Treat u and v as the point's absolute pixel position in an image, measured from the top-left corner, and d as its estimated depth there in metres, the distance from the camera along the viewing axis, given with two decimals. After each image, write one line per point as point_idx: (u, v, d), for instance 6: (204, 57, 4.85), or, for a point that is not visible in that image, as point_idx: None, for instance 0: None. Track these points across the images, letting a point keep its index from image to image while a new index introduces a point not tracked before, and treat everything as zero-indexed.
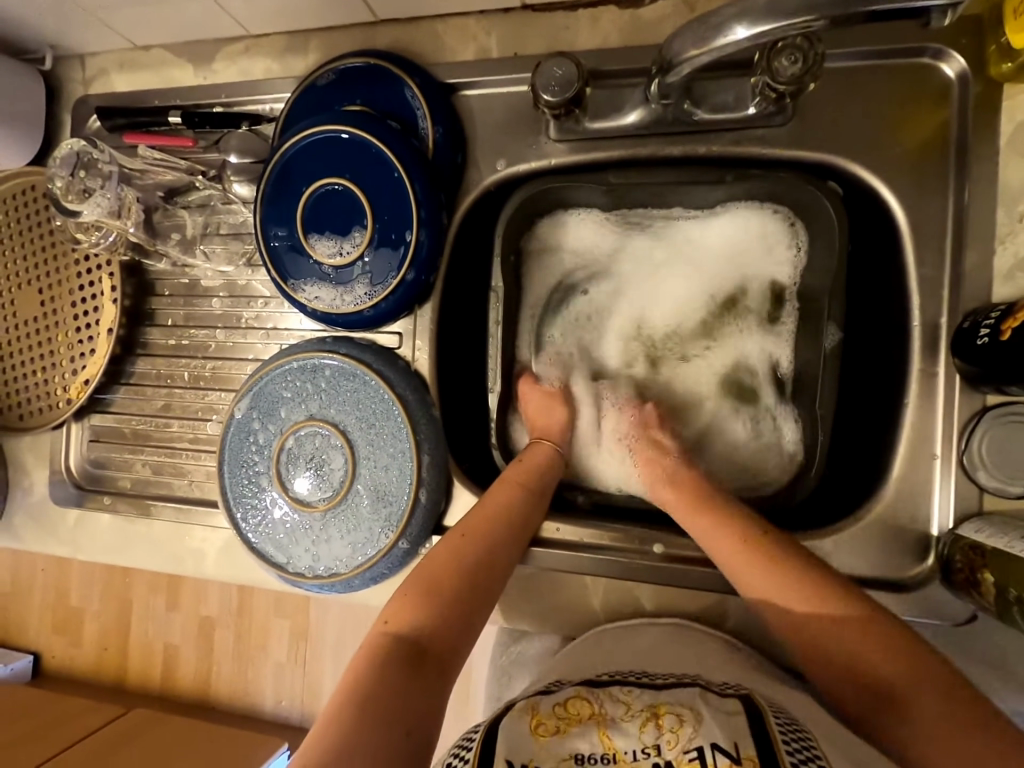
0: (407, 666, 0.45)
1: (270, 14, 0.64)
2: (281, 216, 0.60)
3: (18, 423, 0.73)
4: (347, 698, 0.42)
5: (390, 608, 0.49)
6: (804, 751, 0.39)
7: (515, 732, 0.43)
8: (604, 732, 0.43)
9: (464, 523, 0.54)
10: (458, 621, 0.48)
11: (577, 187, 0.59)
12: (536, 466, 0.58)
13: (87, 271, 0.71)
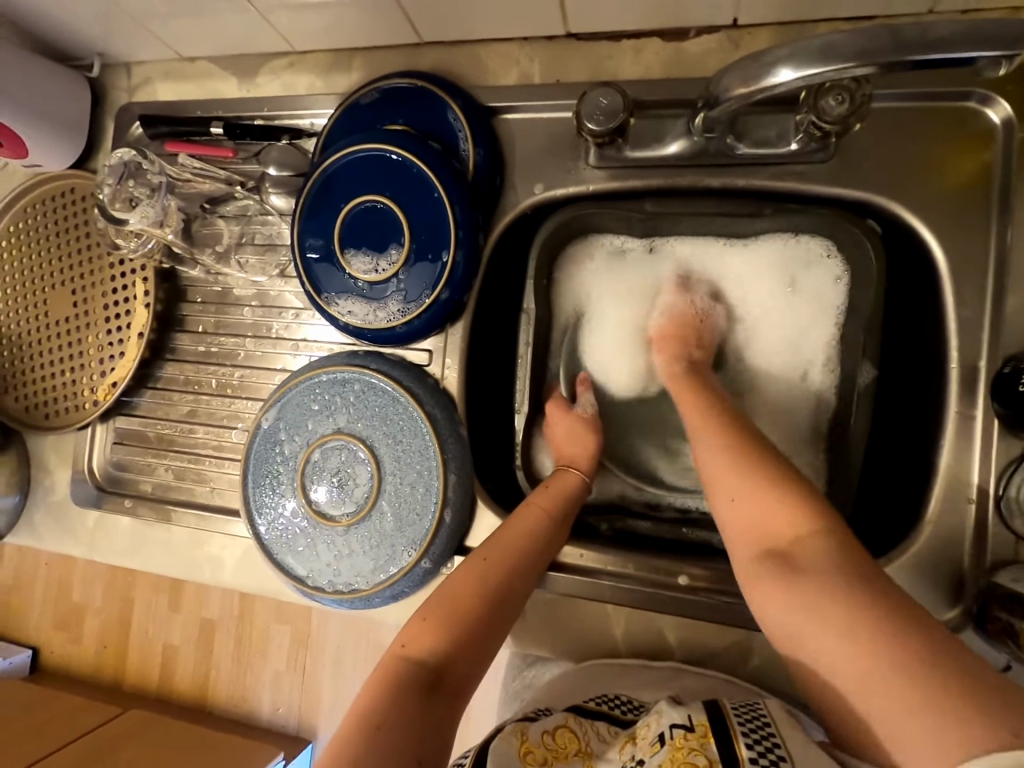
0: (424, 693, 0.45)
1: (316, 32, 0.65)
2: (318, 230, 0.61)
3: (43, 421, 0.74)
4: (361, 724, 0.42)
5: (410, 629, 0.49)
6: (758, 729, 0.41)
7: (505, 755, 0.45)
8: (590, 765, 0.46)
9: (485, 548, 0.53)
10: (474, 651, 0.48)
11: (614, 211, 0.60)
12: (562, 492, 0.58)
13: (121, 275, 0.72)
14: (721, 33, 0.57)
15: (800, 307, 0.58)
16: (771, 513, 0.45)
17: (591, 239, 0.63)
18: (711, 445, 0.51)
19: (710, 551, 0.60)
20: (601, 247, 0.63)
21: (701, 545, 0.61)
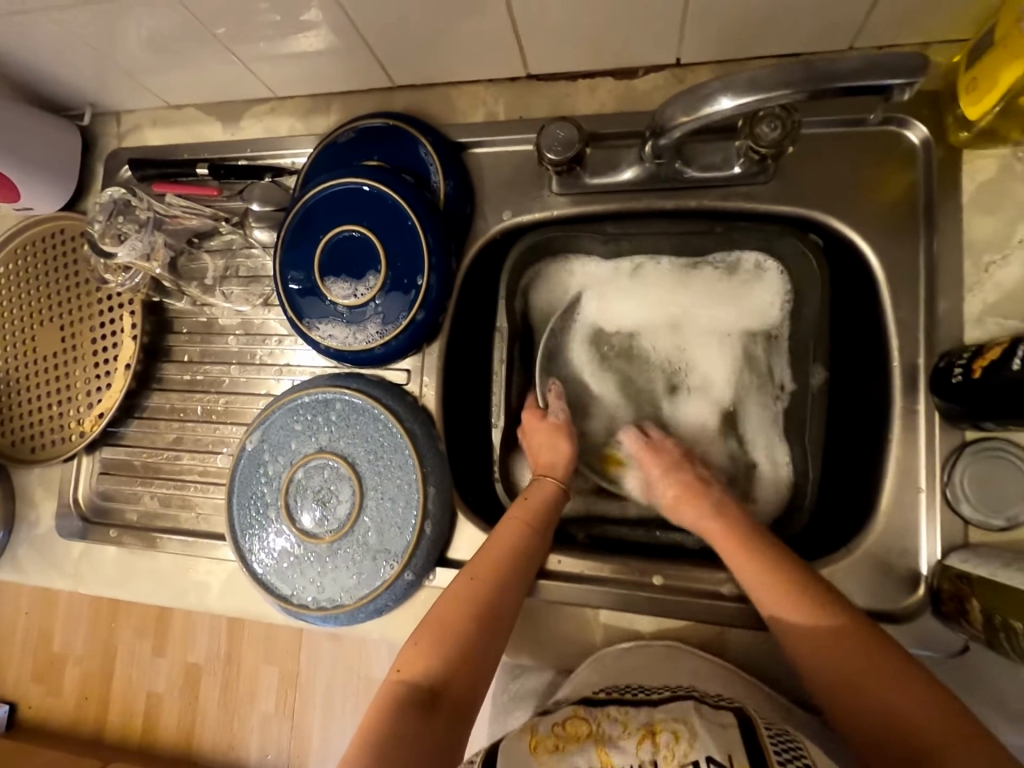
0: (421, 712, 0.46)
1: (295, 80, 0.70)
2: (299, 261, 0.65)
3: (30, 455, 0.75)
4: (364, 747, 0.43)
5: (405, 654, 0.50)
6: (793, 759, 0.42)
7: (515, 753, 0.47)
8: (602, 749, 0.46)
9: (471, 567, 0.55)
10: (471, 668, 0.49)
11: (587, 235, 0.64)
12: (542, 502, 0.60)
13: (109, 310, 0.75)
14: (666, 71, 0.63)
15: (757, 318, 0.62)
16: (829, 643, 0.45)
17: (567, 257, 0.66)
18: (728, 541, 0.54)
19: (683, 552, 0.62)
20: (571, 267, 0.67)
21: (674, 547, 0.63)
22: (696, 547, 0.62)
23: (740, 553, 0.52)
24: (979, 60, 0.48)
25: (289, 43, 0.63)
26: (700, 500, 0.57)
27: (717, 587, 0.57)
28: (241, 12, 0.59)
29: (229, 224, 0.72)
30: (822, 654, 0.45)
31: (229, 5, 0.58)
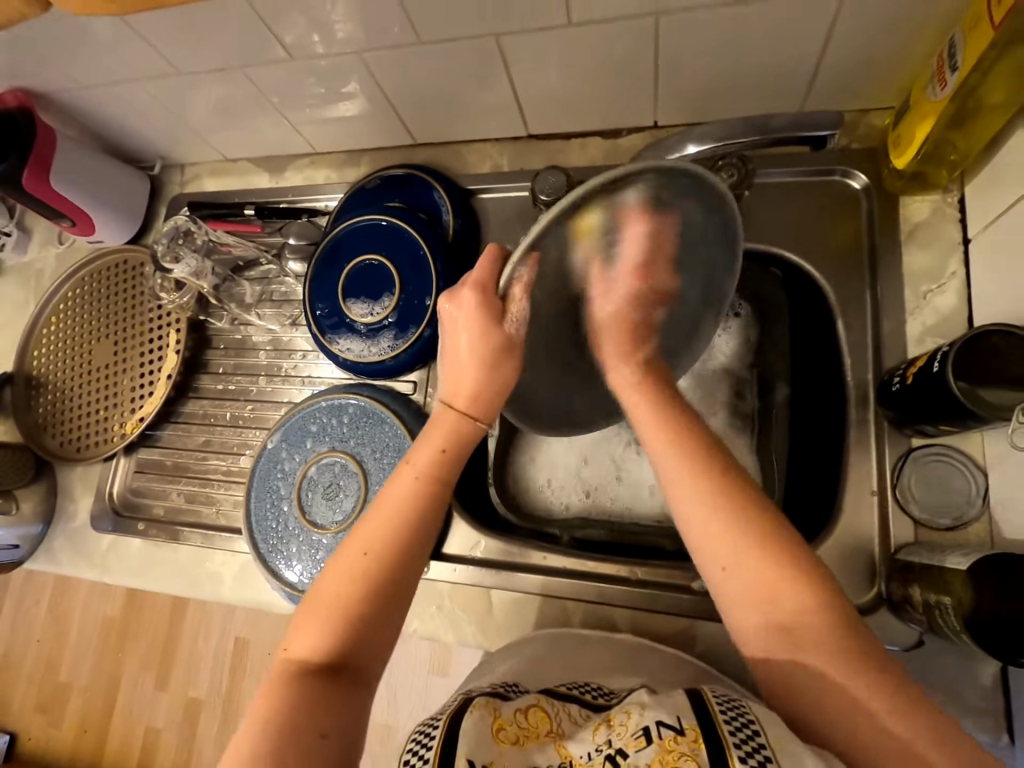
0: (320, 691, 0.42)
1: (333, 138, 0.83)
2: (324, 285, 0.74)
3: (75, 454, 0.84)
4: (259, 737, 0.40)
5: (295, 628, 0.45)
6: (745, 732, 0.39)
7: (479, 732, 0.43)
8: (561, 745, 0.44)
9: (363, 535, 0.47)
10: (370, 634, 0.45)
11: (625, 183, 0.45)
12: (451, 444, 0.51)
13: (158, 327, 0.85)
14: (646, 132, 0.73)
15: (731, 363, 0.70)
16: (753, 566, 0.42)
17: (587, 201, 0.45)
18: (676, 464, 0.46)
19: (660, 553, 0.67)
20: (585, 233, 0.48)
21: (653, 549, 0.68)
22: (671, 549, 0.67)
23: (676, 460, 0.46)
24: (902, 119, 0.58)
25: (329, 109, 0.76)
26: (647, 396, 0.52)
27: (689, 582, 0.61)
28: (292, 84, 0.72)
29: (270, 253, 0.84)
30: (770, 613, 0.41)
31: (284, 78, 0.71)
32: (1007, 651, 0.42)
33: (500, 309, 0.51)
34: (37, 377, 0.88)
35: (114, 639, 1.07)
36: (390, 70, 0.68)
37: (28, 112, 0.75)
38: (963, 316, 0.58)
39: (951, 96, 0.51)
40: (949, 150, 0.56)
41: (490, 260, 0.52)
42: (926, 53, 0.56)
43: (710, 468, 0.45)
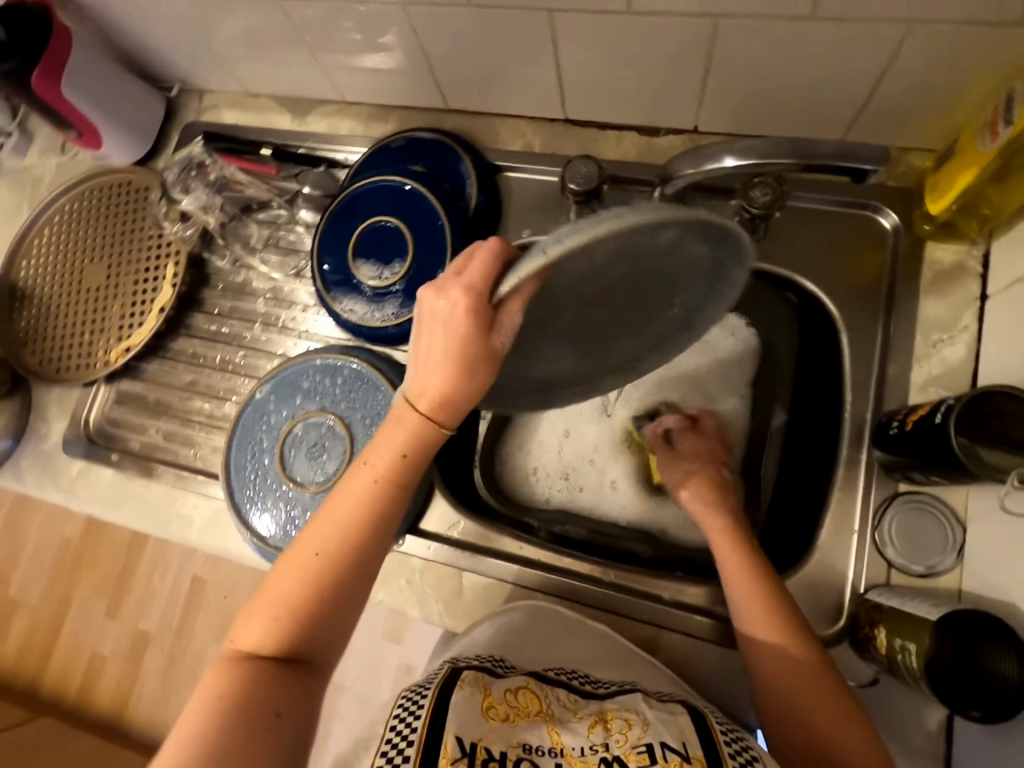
0: (272, 682, 0.43)
1: (363, 89, 0.79)
2: (336, 242, 0.73)
3: (54, 375, 0.82)
4: (208, 713, 0.41)
5: (240, 622, 0.45)
6: (745, 753, 0.43)
7: (468, 710, 0.45)
8: (552, 729, 0.46)
9: (318, 532, 0.47)
10: (327, 628, 0.46)
11: (649, 228, 0.39)
12: (412, 440, 0.49)
13: (156, 258, 0.83)
14: (684, 135, 0.72)
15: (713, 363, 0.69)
16: (799, 685, 0.46)
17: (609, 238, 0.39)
18: (749, 599, 0.50)
19: (634, 558, 0.68)
20: (600, 261, 0.42)
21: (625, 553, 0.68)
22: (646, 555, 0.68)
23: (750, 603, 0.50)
24: (943, 165, 0.58)
25: (365, 58, 0.73)
26: (729, 540, 0.54)
27: (659, 592, 0.62)
28: (329, 25, 0.69)
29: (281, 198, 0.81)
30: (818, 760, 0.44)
31: (321, 17, 0.68)
32: (959, 699, 0.44)
33: (490, 321, 0.43)
34: (23, 289, 0.87)
35: (71, 563, 1.06)
36: (434, 29, 0.65)
37: (47, 12, 0.72)
38: (969, 370, 0.58)
39: (1000, 149, 0.50)
40: (986, 203, 0.56)
41: (498, 253, 0.43)
42: (980, 101, 0.56)
43: (765, 583, 0.50)
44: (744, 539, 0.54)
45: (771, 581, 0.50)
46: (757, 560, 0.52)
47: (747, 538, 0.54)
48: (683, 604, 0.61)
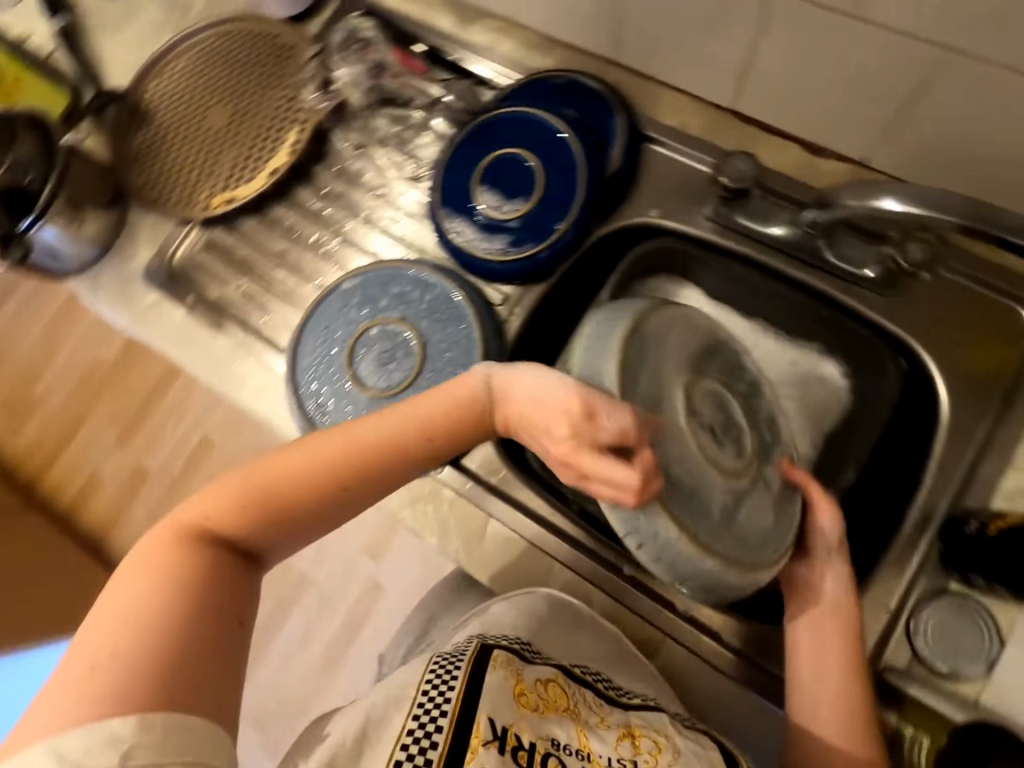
0: (227, 564, 0.48)
1: (538, 14, 0.76)
2: (466, 160, 0.71)
3: (155, 203, 0.83)
4: (163, 575, 0.45)
5: (209, 499, 0.50)
6: None
7: (502, 693, 0.50)
8: (581, 731, 0.50)
9: (315, 451, 0.52)
10: (287, 537, 0.52)
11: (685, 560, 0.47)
12: (436, 405, 0.54)
13: (282, 120, 0.82)
14: (850, 165, 0.68)
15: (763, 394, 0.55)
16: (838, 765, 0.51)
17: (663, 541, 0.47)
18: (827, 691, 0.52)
19: None
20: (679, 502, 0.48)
21: None
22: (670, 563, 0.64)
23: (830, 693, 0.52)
24: None
25: None
26: (835, 617, 0.53)
27: (674, 601, 0.62)
28: None
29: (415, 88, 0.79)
30: None
31: None
32: None
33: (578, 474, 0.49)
34: (145, 108, 0.87)
35: None
36: None
37: None
38: None
39: None
40: None
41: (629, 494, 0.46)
42: None
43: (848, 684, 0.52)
44: (845, 635, 0.53)
45: (853, 672, 0.52)
46: (849, 662, 0.53)
47: (847, 633, 0.53)
48: (694, 619, 0.62)
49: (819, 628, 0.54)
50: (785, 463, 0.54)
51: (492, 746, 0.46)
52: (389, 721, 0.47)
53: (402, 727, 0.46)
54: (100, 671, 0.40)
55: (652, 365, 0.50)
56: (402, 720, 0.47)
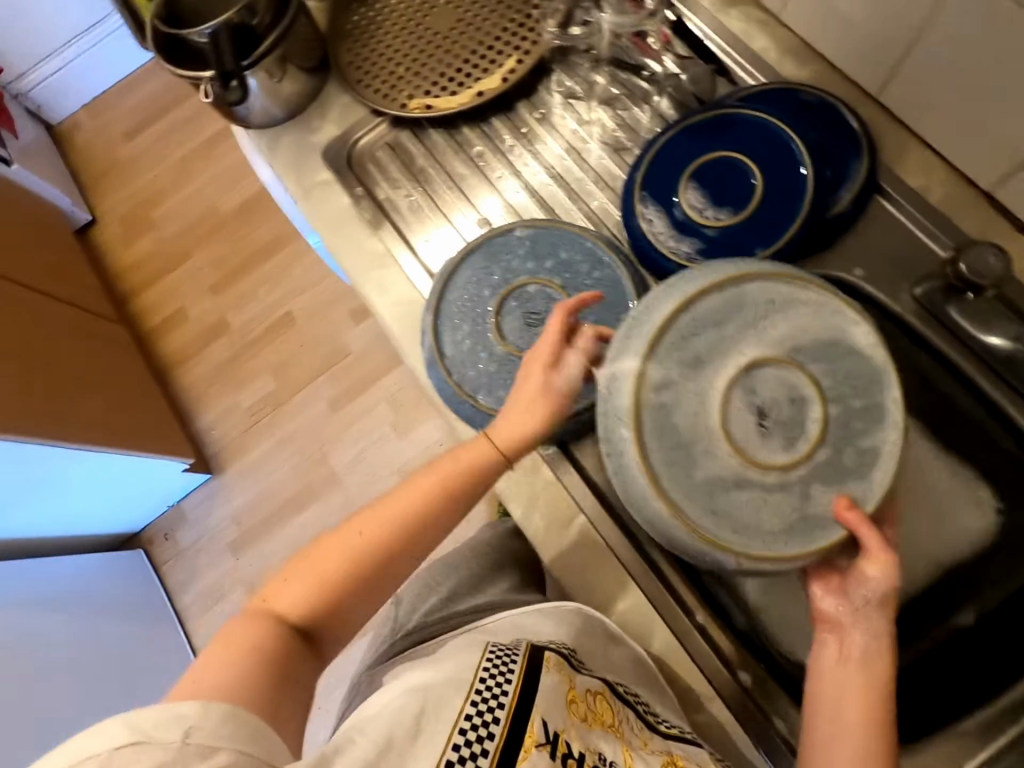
0: (295, 647, 0.54)
1: (812, 20, 0.69)
2: (686, 148, 0.67)
3: (353, 83, 0.81)
4: (243, 657, 0.51)
5: (273, 585, 0.57)
6: None
7: (554, 696, 0.52)
8: (626, 751, 0.52)
9: (361, 523, 0.58)
10: (346, 611, 0.57)
11: (693, 502, 0.47)
12: (474, 460, 0.59)
13: (504, 42, 0.78)
14: None
15: (879, 424, 0.46)
16: None
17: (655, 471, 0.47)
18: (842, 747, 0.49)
19: (726, 620, 0.64)
20: (678, 426, 0.47)
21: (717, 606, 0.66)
22: (740, 624, 0.63)
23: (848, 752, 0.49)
24: None
25: None
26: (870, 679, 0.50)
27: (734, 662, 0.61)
28: None
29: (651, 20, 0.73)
30: None
31: None
32: None
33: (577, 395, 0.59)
34: None
35: None
36: None
37: None
38: None
39: None
40: None
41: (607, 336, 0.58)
42: None
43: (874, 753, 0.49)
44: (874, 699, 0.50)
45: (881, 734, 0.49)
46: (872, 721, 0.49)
47: (876, 695, 0.50)
48: (749, 689, 0.61)
49: (833, 688, 0.51)
50: (845, 498, 0.46)
51: (544, 748, 0.48)
52: (447, 701, 0.49)
53: (462, 710, 0.48)
54: (196, 680, 0.49)
55: (728, 331, 0.47)
56: (461, 703, 0.49)
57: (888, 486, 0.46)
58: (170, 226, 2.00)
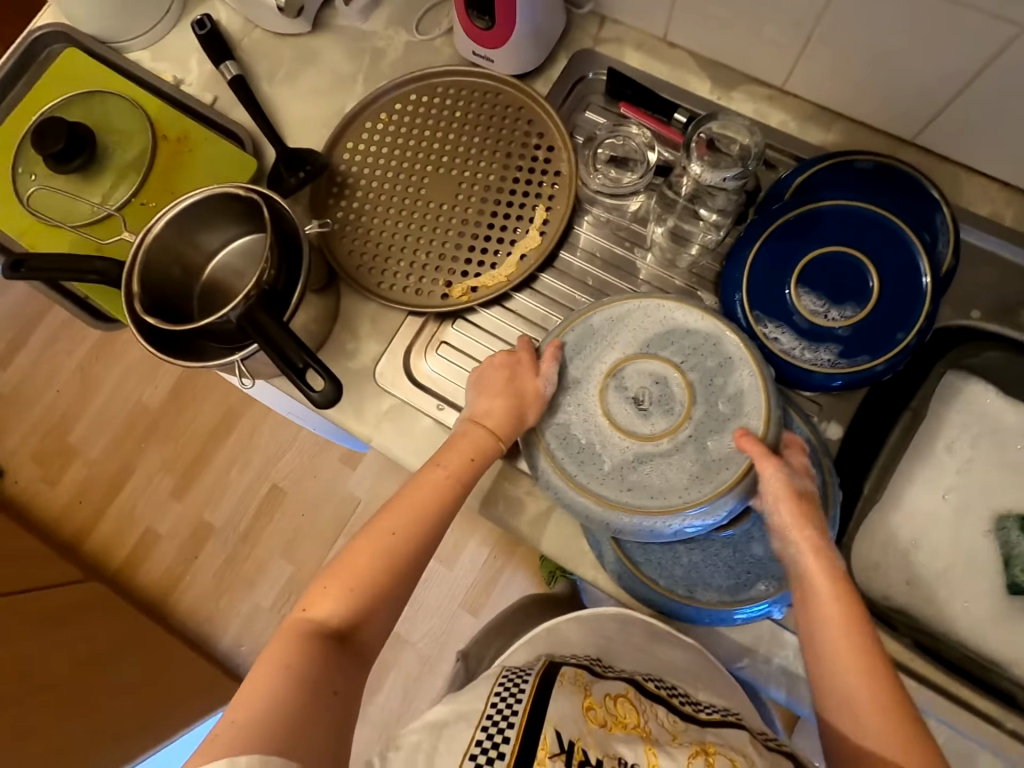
0: (328, 647, 0.55)
1: (828, 87, 0.69)
2: (778, 255, 0.64)
3: (374, 288, 0.71)
4: (277, 676, 0.52)
5: (313, 593, 0.57)
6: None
7: (569, 708, 0.54)
8: (650, 750, 0.54)
9: (393, 522, 0.59)
10: (380, 613, 0.58)
11: (635, 504, 0.55)
12: (466, 461, 0.61)
13: (522, 194, 0.72)
14: None
15: (734, 370, 0.57)
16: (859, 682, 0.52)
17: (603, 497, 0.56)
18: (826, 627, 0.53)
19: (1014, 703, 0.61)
20: (613, 458, 0.56)
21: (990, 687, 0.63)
22: None
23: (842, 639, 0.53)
24: None
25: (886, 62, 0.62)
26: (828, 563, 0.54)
27: None
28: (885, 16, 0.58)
29: (739, 179, 0.63)
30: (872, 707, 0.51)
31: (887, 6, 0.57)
32: None
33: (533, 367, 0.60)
34: (344, 174, 0.74)
35: None
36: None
37: None
38: None
39: None
40: None
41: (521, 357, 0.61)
42: None
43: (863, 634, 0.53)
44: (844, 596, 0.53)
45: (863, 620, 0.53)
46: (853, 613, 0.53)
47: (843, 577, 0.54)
48: None
49: (813, 615, 0.54)
50: (741, 432, 0.55)
51: (559, 757, 0.51)
52: (460, 735, 0.53)
53: (472, 738, 0.52)
54: (222, 735, 0.49)
55: (605, 347, 0.59)
56: (472, 731, 0.53)
57: (767, 414, 0.56)
58: (96, 444, 1.73)
